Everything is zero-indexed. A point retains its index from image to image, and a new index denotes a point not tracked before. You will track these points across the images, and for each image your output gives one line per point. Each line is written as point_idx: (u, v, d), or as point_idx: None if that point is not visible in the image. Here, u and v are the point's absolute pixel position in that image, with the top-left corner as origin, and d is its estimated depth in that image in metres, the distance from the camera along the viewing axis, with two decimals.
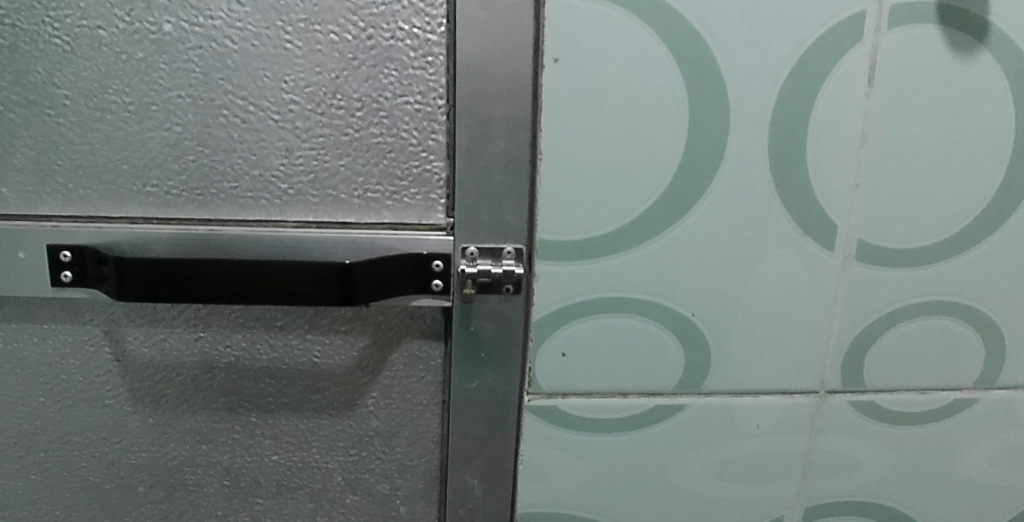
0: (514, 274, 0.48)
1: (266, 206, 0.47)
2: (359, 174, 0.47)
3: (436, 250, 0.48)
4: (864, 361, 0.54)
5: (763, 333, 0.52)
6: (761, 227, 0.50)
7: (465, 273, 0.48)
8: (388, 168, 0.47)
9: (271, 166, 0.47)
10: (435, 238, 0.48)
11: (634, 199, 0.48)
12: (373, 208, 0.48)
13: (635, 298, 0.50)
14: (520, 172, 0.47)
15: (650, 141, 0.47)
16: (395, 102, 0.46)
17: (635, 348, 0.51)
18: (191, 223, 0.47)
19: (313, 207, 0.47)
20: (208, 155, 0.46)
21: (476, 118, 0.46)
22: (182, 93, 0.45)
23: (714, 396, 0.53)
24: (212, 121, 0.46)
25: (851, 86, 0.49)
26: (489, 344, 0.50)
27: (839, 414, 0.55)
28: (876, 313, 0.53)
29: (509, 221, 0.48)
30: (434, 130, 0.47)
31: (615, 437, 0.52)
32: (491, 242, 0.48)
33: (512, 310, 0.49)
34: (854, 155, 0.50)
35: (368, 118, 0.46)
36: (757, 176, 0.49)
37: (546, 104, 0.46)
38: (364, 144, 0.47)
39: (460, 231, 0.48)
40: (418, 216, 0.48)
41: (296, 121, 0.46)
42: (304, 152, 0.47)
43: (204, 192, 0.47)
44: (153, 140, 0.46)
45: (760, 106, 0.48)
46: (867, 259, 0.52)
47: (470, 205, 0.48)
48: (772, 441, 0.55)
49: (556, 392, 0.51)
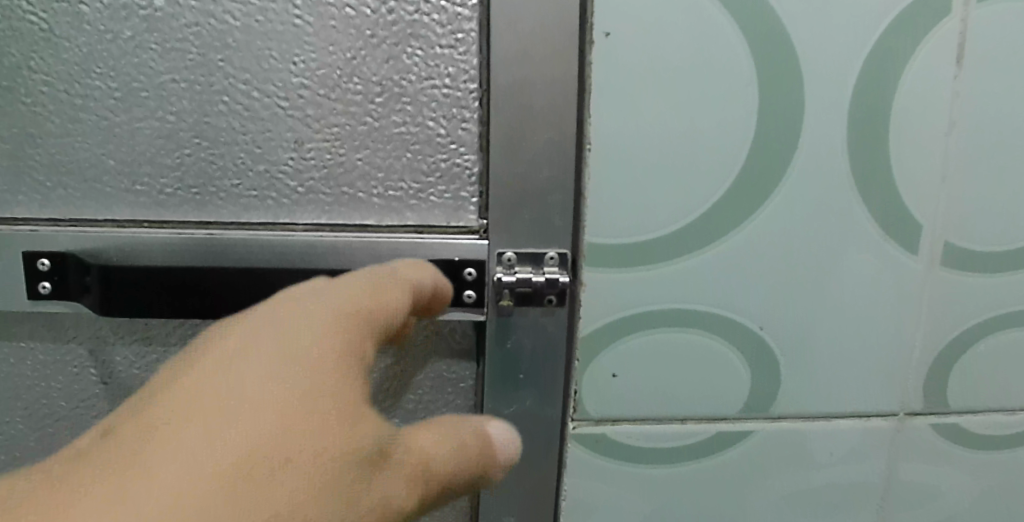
0: (558, 284, 0.42)
1: (273, 207, 0.41)
2: (380, 169, 0.41)
3: (467, 256, 0.41)
4: (949, 380, 0.48)
5: (841, 349, 0.46)
6: (841, 227, 0.44)
7: (502, 282, 0.42)
8: (413, 162, 0.41)
9: (278, 161, 0.41)
10: (467, 242, 0.41)
11: (696, 194, 0.42)
12: (396, 208, 0.42)
13: (695, 310, 0.44)
14: (565, 164, 0.41)
15: (713, 127, 0.41)
16: (419, 87, 0.40)
17: (695, 367, 0.45)
18: (187, 225, 0.41)
19: (326, 208, 0.41)
20: (207, 149, 0.41)
21: (513, 104, 0.40)
22: (177, 76, 0.40)
23: (784, 421, 0.47)
24: (211, 110, 0.40)
25: (939, 65, 0.43)
26: (529, 364, 0.43)
27: (921, 439, 0.49)
28: (963, 325, 0.47)
29: (553, 222, 0.42)
30: (466, 118, 0.41)
31: (670, 468, 0.47)
32: (532, 246, 0.42)
33: (555, 324, 0.43)
34: (941, 144, 0.44)
35: (390, 105, 0.40)
36: (835, 168, 0.43)
37: (595, 86, 0.40)
38: (386, 135, 0.41)
39: (496, 234, 0.42)
40: (447, 218, 0.42)
41: (306, 108, 0.40)
42: (316, 144, 0.41)
43: (202, 191, 0.41)
44: (143, 131, 0.40)
45: (840, 86, 0.42)
46: (954, 263, 0.46)
47: (508, 205, 0.41)
48: (844, 470, 0.48)
49: (605, 419, 0.45)
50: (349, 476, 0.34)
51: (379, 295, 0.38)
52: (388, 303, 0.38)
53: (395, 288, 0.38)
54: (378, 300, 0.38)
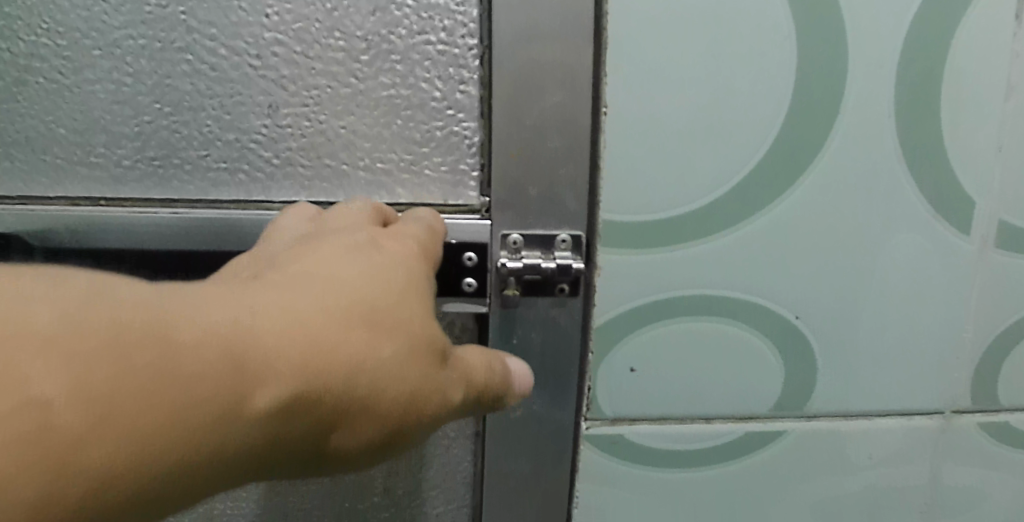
0: (571, 271, 0.37)
1: (245, 181, 0.37)
2: (367, 140, 0.37)
3: (465, 239, 0.37)
4: (1001, 375, 0.43)
5: (883, 339, 0.41)
6: (887, 204, 0.39)
7: (508, 269, 0.37)
8: (405, 131, 0.36)
9: (250, 129, 0.36)
10: (465, 221, 0.37)
11: (725, 164, 0.37)
12: (384, 182, 0.37)
13: (726, 296, 0.39)
14: (579, 134, 0.36)
15: (745, 90, 0.36)
16: (410, 44, 0.35)
17: (724, 362, 0.40)
18: (149, 202, 0.37)
19: (305, 183, 0.37)
20: (168, 116, 0.36)
21: (518, 62, 0.35)
22: (133, 32, 0.35)
23: (818, 419, 0.42)
24: (173, 70, 0.35)
25: (1000, 20, 0.37)
26: (537, 358, 0.39)
27: (969, 439, 0.44)
28: (1018, 314, 0.42)
29: (565, 201, 0.37)
30: (463, 79, 0.36)
31: (691, 472, 0.42)
32: (542, 228, 0.37)
33: (567, 317, 0.39)
34: (999, 110, 0.39)
35: (377, 64, 0.36)
36: (880, 136, 0.38)
37: (609, 40, 0.35)
38: (373, 99, 0.36)
39: (501, 214, 0.37)
40: (443, 195, 0.38)
41: (281, 68, 0.35)
42: (293, 110, 0.36)
43: (164, 163, 0.36)
44: (96, 95, 0.35)
45: (888, 44, 0.37)
46: (1011, 245, 0.41)
47: (513, 180, 0.37)
48: (884, 473, 0.44)
49: (623, 418, 0.41)
50: (428, 387, 0.29)
51: (433, 233, 0.35)
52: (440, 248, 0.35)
53: (441, 234, 0.35)
54: (437, 235, 0.35)
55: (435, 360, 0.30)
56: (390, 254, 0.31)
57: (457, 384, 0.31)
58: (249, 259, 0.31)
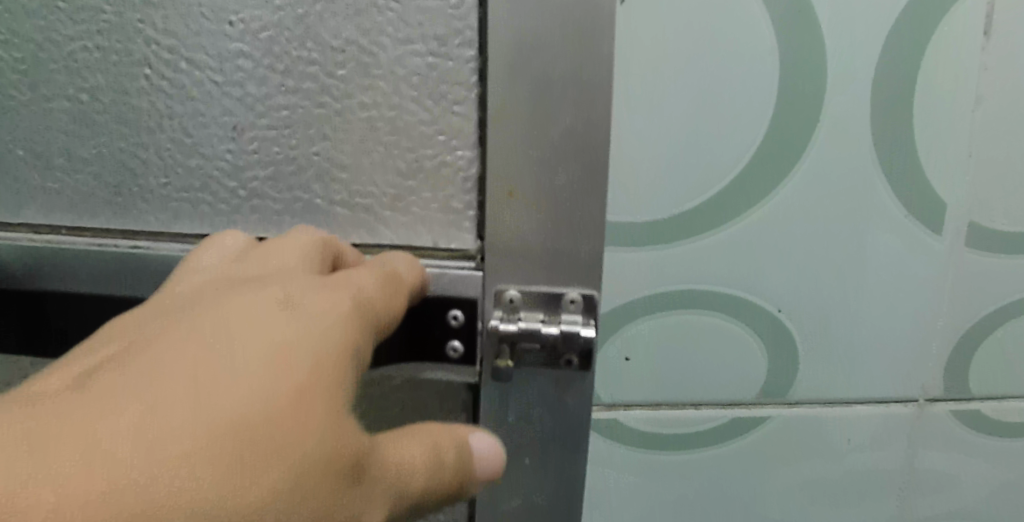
0: (576, 340, 0.34)
1: (207, 213, 0.37)
2: (345, 170, 0.36)
3: (449, 294, 0.35)
4: (971, 366, 0.46)
5: (857, 331, 0.44)
6: (862, 209, 0.42)
7: (501, 332, 0.34)
8: (387, 157, 0.35)
9: (217, 154, 0.36)
10: (455, 273, 0.35)
11: (701, 172, 0.41)
12: (363, 220, 0.36)
13: (712, 289, 0.43)
14: (597, 173, 0.33)
15: (732, 106, 0.40)
16: (392, 61, 0.34)
17: (711, 352, 0.44)
18: (114, 234, 0.37)
19: (274, 217, 0.37)
20: (126, 137, 0.36)
21: (531, 79, 0.32)
22: (87, 43, 0.36)
23: (800, 406, 0.45)
24: (131, 87, 0.36)
25: (964, 37, 0.40)
26: (535, 436, 0.36)
27: (943, 426, 0.47)
28: (986, 309, 0.45)
29: (577, 253, 0.34)
30: (455, 100, 0.34)
31: (682, 455, 0.45)
32: (549, 286, 0.34)
33: (570, 393, 0.35)
34: (967, 120, 0.41)
35: (364, 79, 0.35)
36: (855, 141, 0.41)
37: (619, 57, 0.39)
38: (348, 122, 0.35)
39: (501, 268, 0.35)
40: (432, 239, 0.36)
41: (248, 86, 0.35)
42: (260, 132, 0.36)
43: (122, 190, 0.37)
44: (55, 113, 0.37)
45: (862, 61, 0.40)
46: (980, 245, 0.43)
47: (517, 219, 0.34)
48: (862, 457, 0.47)
49: (618, 403, 0.44)
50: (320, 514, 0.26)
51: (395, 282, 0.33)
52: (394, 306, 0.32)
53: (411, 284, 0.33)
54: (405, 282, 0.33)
55: (330, 481, 0.26)
56: (311, 329, 0.28)
57: (368, 499, 0.28)
58: (171, 313, 0.29)
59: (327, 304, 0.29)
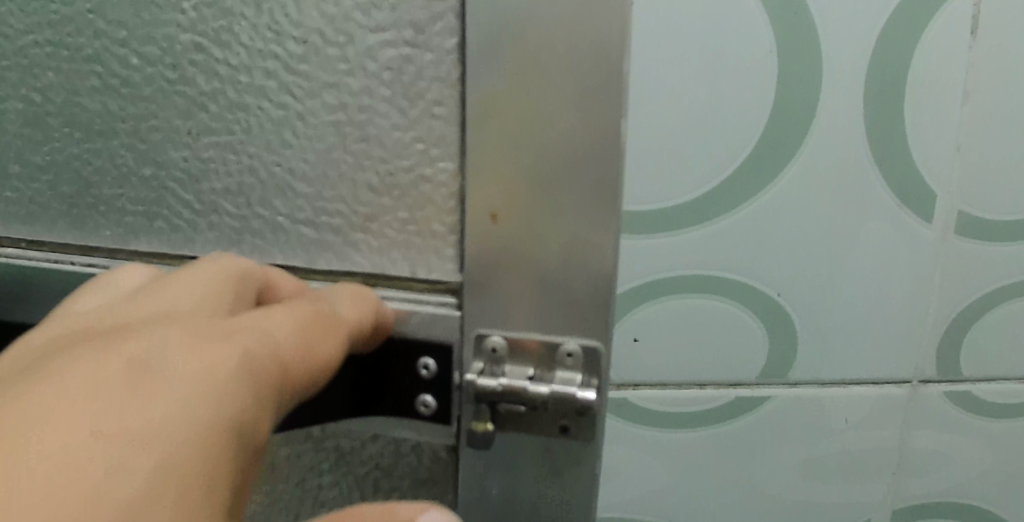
0: (562, 396, 0.32)
1: (165, 230, 0.36)
2: (308, 184, 0.34)
3: (425, 341, 0.33)
4: (962, 348, 0.48)
5: (855, 315, 0.47)
6: (857, 200, 0.45)
7: (480, 385, 0.32)
8: (358, 166, 0.33)
9: (169, 160, 0.35)
10: (430, 312, 0.33)
11: (710, 165, 0.44)
12: (329, 242, 0.34)
13: (716, 275, 0.46)
14: (602, 205, 0.30)
15: (736, 103, 0.43)
16: (361, 53, 0.32)
17: (716, 335, 0.47)
18: (68, 249, 0.37)
19: (234, 236, 0.35)
20: (80, 142, 0.36)
21: (530, 98, 0.30)
22: (39, 38, 0.35)
23: (800, 386, 0.48)
24: (84, 86, 0.35)
25: (953, 36, 0.43)
26: (519, 485, 0.34)
27: (934, 407, 0.49)
28: (977, 294, 0.47)
29: (576, 295, 0.31)
30: (435, 99, 0.31)
31: (686, 431, 0.48)
32: (539, 334, 0.32)
33: (557, 443, 0.34)
34: (955, 115, 0.44)
35: (330, 75, 0.32)
36: (849, 138, 0.44)
37: (632, 60, 0.42)
38: (314, 124, 0.33)
39: (484, 308, 0.32)
40: (411, 269, 0.34)
41: (200, 83, 0.34)
42: (214, 140, 0.34)
43: (78, 201, 0.37)
44: (10, 116, 0.37)
45: (857, 60, 0.43)
46: (969, 233, 0.46)
47: (505, 251, 0.32)
48: (860, 437, 0.49)
49: (627, 383, 0.47)
50: None
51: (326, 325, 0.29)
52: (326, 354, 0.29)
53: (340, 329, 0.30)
54: (338, 324, 0.30)
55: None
56: (200, 375, 0.23)
57: None
58: (61, 338, 0.25)
59: (236, 342, 0.25)
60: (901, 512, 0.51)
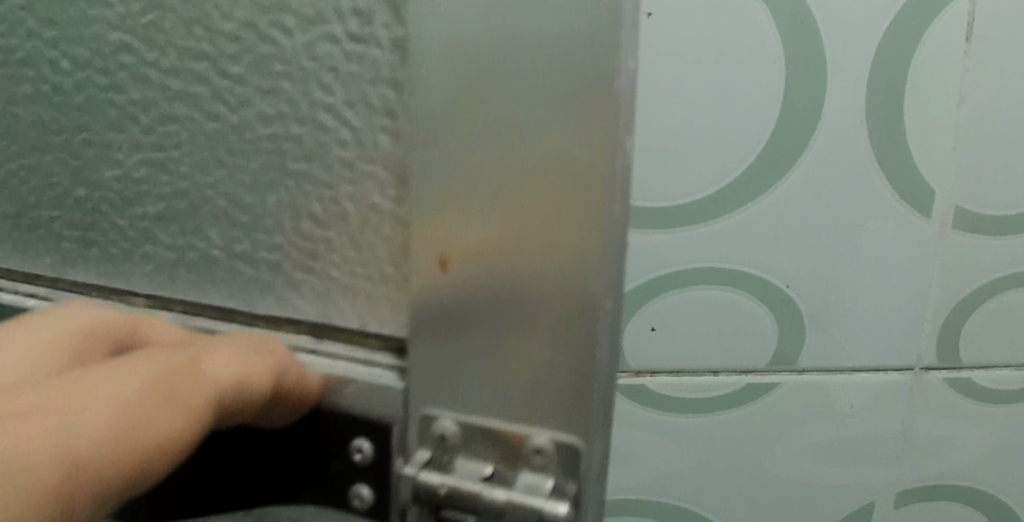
0: (505, 504, 0.32)
1: (99, 256, 0.42)
2: (246, 211, 0.38)
3: (372, 416, 0.35)
4: (960, 338, 0.51)
5: (859, 305, 0.49)
6: (860, 196, 0.47)
7: (422, 481, 0.33)
8: (301, 192, 0.36)
9: (102, 179, 0.41)
10: (374, 384, 0.35)
11: (722, 162, 0.47)
12: (267, 280, 0.38)
13: (728, 268, 0.48)
14: (565, 264, 0.31)
15: (749, 102, 0.46)
16: (301, 49, 0.35)
17: (727, 324, 0.50)
18: (13, 276, 0.44)
19: (172, 267, 0.40)
20: (19, 153, 0.43)
21: (511, 154, 0.31)
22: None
23: (807, 373, 0.51)
24: (17, 96, 0.42)
25: (948, 43, 0.46)
26: None
27: (936, 394, 0.52)
28: (973, 286, 0.50)
29: (554, 373, 0.32)
30: (386, 108, 0.34)
31: (702, 417, 0.51)
32: (495, 424, 0.33)
33: None
34: (952, 116, 0.47)
35: (267, 80, 0.36)
36: (853, 140, 0.47)
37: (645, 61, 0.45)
38: (252, 138, 0.37)
39: (438, 389, 0.34)
40: (359, 321, 0.37)
41: (130, 90, 0.39)
42: (148, 154, 0.39)
43: (23, 222, 0.44)
44: None
45: (860, 65, 0.45)
46: (966, 228, 0.49)
47: (470, 299, 0.33)
48: (866, 422, 0.52)
49: (645, 371, 0.50)
50: None
51: (173, 384, 0.32)
52: (162, 417, 0.31)
53: (200, 388, 0.32)
54: (190, 382, 0.32)
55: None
56: None
57: None
58: None
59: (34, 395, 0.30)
60: (906, 494, 0.54)
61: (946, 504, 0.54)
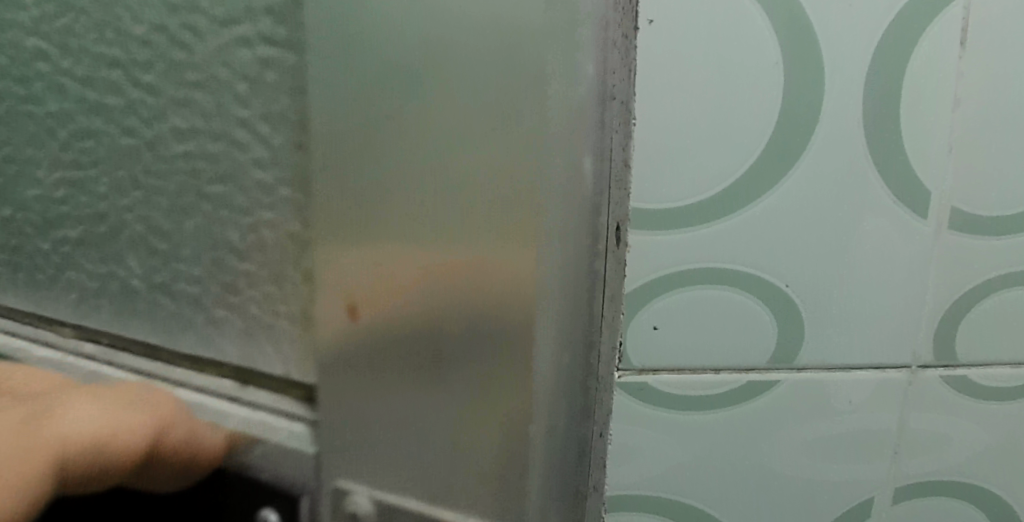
0: None
1: (20, 279, 0.40)
2: (163, 238, 0.35)
3: (281, 483, 0.32)
4: (955, 337, 0.52)
5: (856, 303, 0.50)
6: (858, 196, 0.48)
7: None
8: (219, 220, 0.33)
9: (24, 199, 0.39)
10: (285, 448, 0.32)
11: (723, 164, 0.48)
12: (188, 315, 0.35)
13: (728, 268, 0.50)
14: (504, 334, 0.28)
15: (749, 104, 0.47)
16: (214, 56, 0.32)
17: (728, 323, 0.51)
18: None
19: (95, 300, 0.37)
20: None
21: (442, 181, 0.28)
22: None
23: (806, 371, 0.52)
24: None
25: (943, 48, 0.47)
26: None
27: (933, 391, 0.53)
28: (967, 285, 0.51)
29: (491, 447, 0.29)
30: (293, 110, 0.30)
31: (703, 414, 0.52)
32: (412, 503, 0.30)
33: None
34: (947, 119, 0.48)
35: (179, 91, 0.33)
36: (851, 142, 0.48)
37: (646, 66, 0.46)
38: (168, 154, 0.34)
39: (349, 457, 0.31)
40: (284, 368, 0.32)
41: (49, 102, 0.37)
42: (62, 171, 0.37)
43: None
44: None
45: (858, 69, 0.47)
46: (961, 228, 0.50)
47: (385, 344, 0.30)
48: (864, 419, 0.53)
49: (647, 369, 0.51)
50: None
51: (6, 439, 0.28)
52: None
53: (43, 444, 0.29)
54: (30, 437, 0.29)
55: None
56: None
57: None
58: None
59: None
60: (905, 490, 0.55)
61: (945, 501, 0.55)
